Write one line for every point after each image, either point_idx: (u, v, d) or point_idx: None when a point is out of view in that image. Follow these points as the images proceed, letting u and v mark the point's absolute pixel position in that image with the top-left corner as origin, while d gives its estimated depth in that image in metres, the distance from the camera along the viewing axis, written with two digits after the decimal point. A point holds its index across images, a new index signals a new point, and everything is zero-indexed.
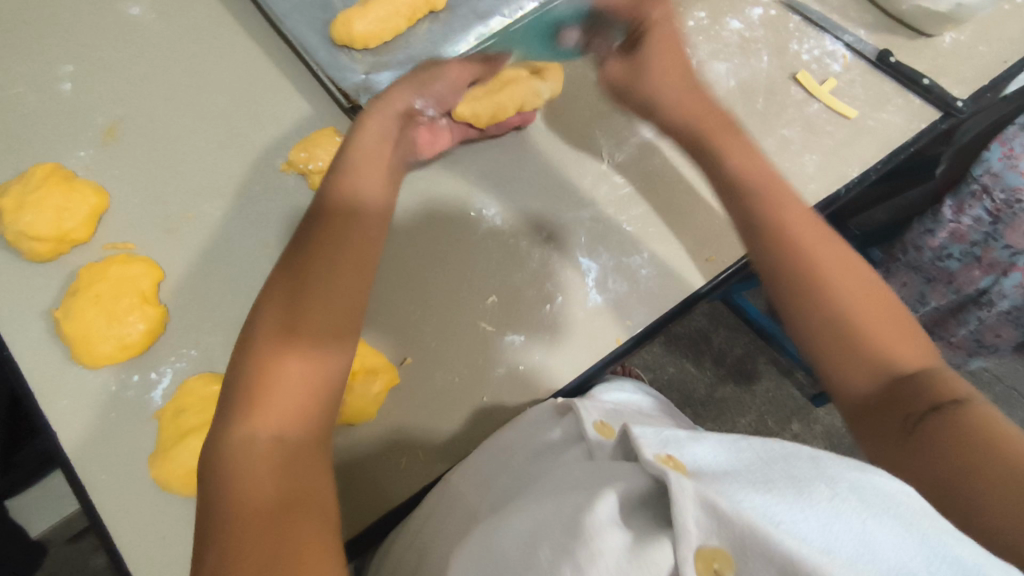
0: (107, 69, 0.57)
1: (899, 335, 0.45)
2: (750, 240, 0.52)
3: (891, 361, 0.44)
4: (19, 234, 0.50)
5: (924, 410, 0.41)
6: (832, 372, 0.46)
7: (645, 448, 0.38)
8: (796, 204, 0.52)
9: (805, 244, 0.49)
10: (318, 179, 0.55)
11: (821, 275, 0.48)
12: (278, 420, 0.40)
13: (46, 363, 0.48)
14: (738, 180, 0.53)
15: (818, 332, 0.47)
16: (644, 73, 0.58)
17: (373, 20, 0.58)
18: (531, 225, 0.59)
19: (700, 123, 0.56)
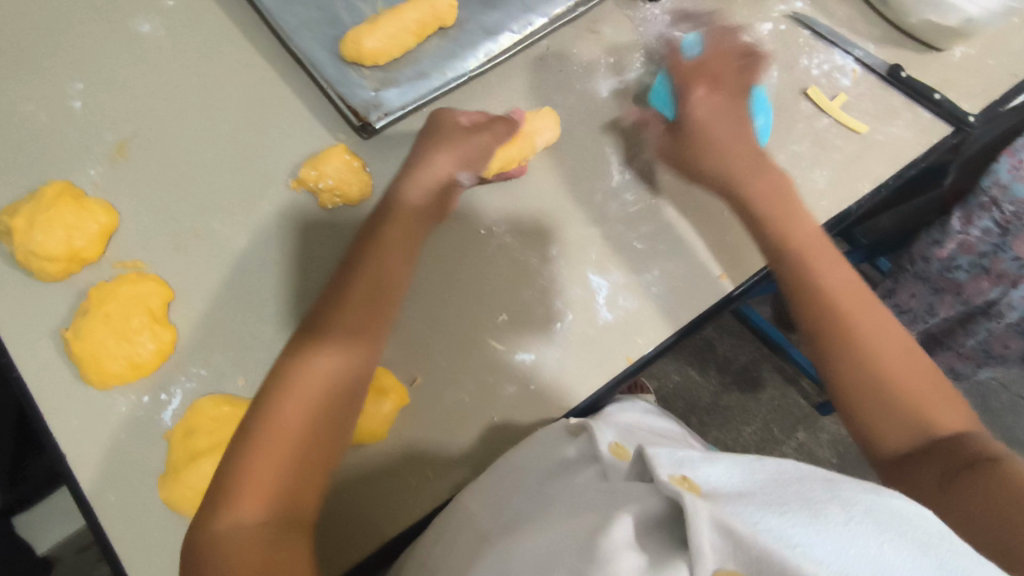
0: (116, 86, 0.57)
1: (940, 402, 0.48)
2: (794, 301, 0.54)
3: (929, 417, 0.47)
4: (28, 253, 0.50)
5: (962, 466, 0.43)
6: (872, 431, 0.48)
7: (658, 468, 0.37)
8: (840, 269, 0.54)
9: (850, 306, 0.52)
10: (328, 198, 0.55)
11: (861, 342, 0.50)
12: (268, 479, 0.41)
13: (57, 383, 0.48)
14: (779, 240, 0.55)
15: (861, 388, 0.49)
16: (691, 145, 0.60)
17: (383, 37, 0.58)
18: (540, 241, 0.59)
19: (747, 182, 0.57)
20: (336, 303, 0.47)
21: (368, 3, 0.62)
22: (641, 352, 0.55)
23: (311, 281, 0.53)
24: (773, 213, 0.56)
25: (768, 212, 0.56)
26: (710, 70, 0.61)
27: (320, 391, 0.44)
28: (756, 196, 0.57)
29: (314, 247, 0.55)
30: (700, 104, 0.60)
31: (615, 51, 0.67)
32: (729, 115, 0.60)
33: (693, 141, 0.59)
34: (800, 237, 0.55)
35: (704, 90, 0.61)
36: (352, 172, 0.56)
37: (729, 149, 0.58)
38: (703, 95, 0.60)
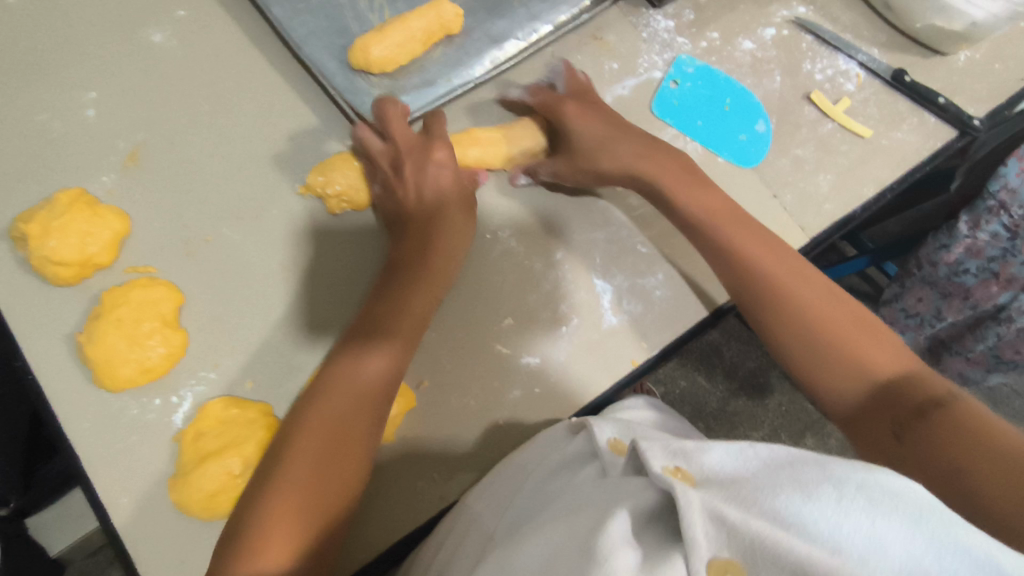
0: (129, 96, 0.58)
1: (875, 343, 0.50)
2: (737, 285, 0.54)
3: (873, 364, 0.49)
4: (42, 259, 0.51)
5: (911, 413, 0.45)
6: (822, 390, 0.50)
7: (652, 460, 0.38)
8: (758, 233, 0.55)
9: (778, 276, 0.53)
10: (336, 204, 0.56)
11: (804, 311, 0.52)
12: (298, 474, 0.44)
13: (70, 387, 0.49)
14: (702, 220, 0.56)
15: (801, 350, 0.51)
16: (592, 153, 0.58)
17: (390, 45, 0.59)
18: (546, 245, 0.59)
19: (641, 166, 0.58)
20: (370, 316, 0.50)
21: (376, 11, 0.63)
22: (643, 355, 0.57)
23: (320, 285, 0.54)
24: (678, 189, 0.57)
25: (682, 194, 0.57)
26: (581, 93, 0.62)
27: (356, 388, 0.47)
28: (668, 179, 0.57)
29: (323, 252, 0.55)
30: (578, 120, 0.60)
31: (620, 58, 0.67)
32: (611, 123, 0.60)
33: (591, 152, 0.58)
34: (708, 209, 0.56)
35: (572, 103, 0.60)
36: (360, 178, 0.57)
37: (612, 154, 0.58)
38: (574, 110, 0.60)
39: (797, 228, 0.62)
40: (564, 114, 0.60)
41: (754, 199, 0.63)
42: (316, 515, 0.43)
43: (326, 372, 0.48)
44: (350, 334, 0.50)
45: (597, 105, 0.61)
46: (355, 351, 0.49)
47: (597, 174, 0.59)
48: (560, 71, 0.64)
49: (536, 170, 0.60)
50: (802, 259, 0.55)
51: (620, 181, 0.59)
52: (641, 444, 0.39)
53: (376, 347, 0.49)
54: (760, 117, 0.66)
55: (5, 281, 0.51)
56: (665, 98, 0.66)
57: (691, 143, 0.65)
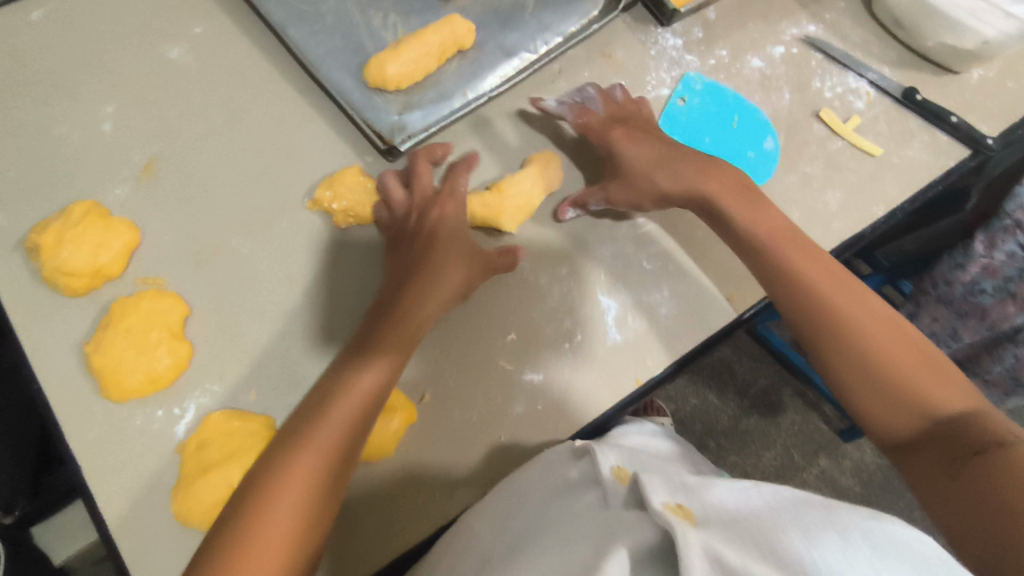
0: (144, 111, 0.59)
1: (939, 380, 0.48)
2: (785, 301, 0.54)
3: (935, 405, 0.47)
4: (55, 269, 0.51)
5: (970, 454, 0.44)
6: (876, 422, 0.49)
7: (653, 497, 0.38)
8: (814, 256, 0.55)
9: (839, 303, 0.52)
10: (342, 219, 0.57)
11: (857, 336, 0.51)
12: (288, 495, 0.43)
13: (78, 395, 0.50)
14: (758, 241, 0.56)
15: (853, 374, 0.50)
16: (648, 172, 0.58)
17: (403, 62, 0.60)
18: (551, 260, 0.59)
19: (706, 186, 0.57)
20: (375, 323, 0.50)
21: (389, 29, 0.64)
22: (648, 373, 0.56)
23: (326, 300, 0.55)
24: (740, 213, 0.57)
25: (737, 215, 0.57)
26: (623, 116, 0.62)
27: (363, 391, 0.48)
28: (723, 199, 0.57)
29: (330, 266, 0.56)
30: (625, 143, 0.59)
31: (627, 75, 0.67)
32: (658, 141, 0.60)
33: (644, 169, 0.58)
34: (773, 230, 0.56)
35: (619, 129, 0.60)
36: (366, 193, 0.58)
37: (670, 169, 0.58)
38: (622, 134, 0.60)
39: None
40: (611, 134, 0.60)
41: None
42: (298, 545, 0.42)
43: (341, 389, 0.48)
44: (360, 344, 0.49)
45: (642, 124, 0.61)
46: (362, 348, 0.49)
47: (655, 194, 0.58)
48: (592, 95, 0.63)
49: (586, 201, 0.59)
50: (849, 276, 0.54)
51: (681, 199, 0.58)
52: (644, 481, 0.39)
53: (380, 356, 0.48)
54: (768, 135, 0.66)
55: (19, 292, 0.52)
56: (675, 114, 0.66)
57: None
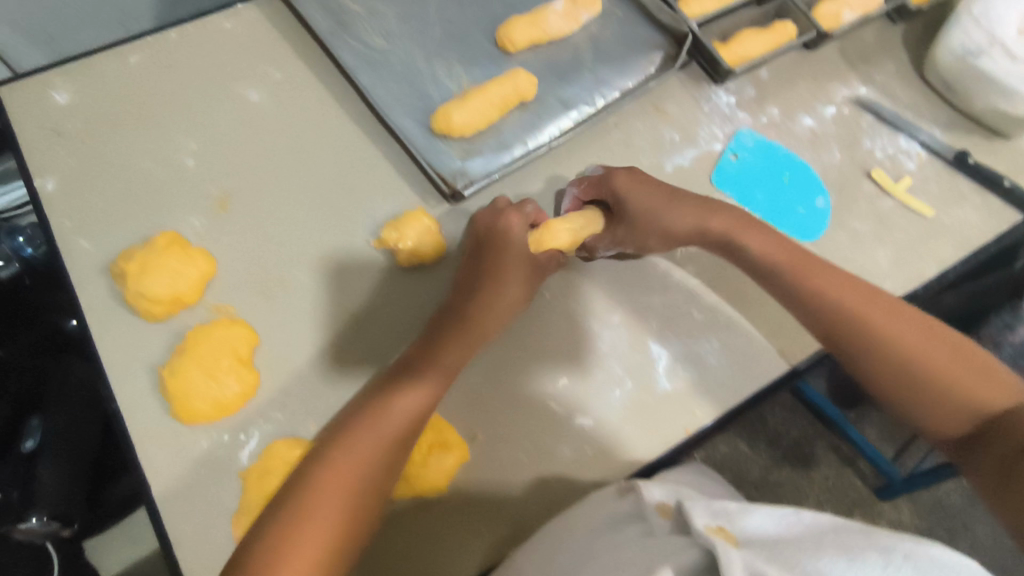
0: (223, 148, 0.63)
1: (982, 381, 0.51)
2: (818, 321, 0.55)
3: (975, 404, 0.50)
4: (137, 295, 0.54)
5: (1018, 451, 0.47)
6: (924, 424, 0.52)
7: (695, 519, 0.42)
8: (838, 278, 0.56)
9: (873, 318, 0.53)
10: (406, 258, 0.59)
11: (898, 355, 0.52)
12: (330, 511, 0.45)
13: (148, 418, 0.52)
14: (778, 265, 0.57)
15: (898, 386, 0.52)
16: (655, 215, 0.58)
17: (468, 112, 0.63)
18: (604, 306, 0.60)
19: (713, 223, 0.58)
20: (419, 350, 0.53)
21: (454, 80, 0.68)
22: (696, 424, 0.57)
23: (388, 337, 0.57)
24: (752, 242, 0.58)
25: (754, 244, 0.58)
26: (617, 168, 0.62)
27: (405, 417, 0.49)
28: (732, 231, 0.58)
29: (392, 304, 0.59)
30: (626, 188, 0.59)
31: (681, 128, 0.69)
32: (660, 181, 0.60)
33: (652, 215, 0.58)
34: (792, 257, 0.57)
35: (619, 174, 0.60)
36: (430, 234, 0.60)
37: (664, 217, 0.58)
38: (623, 180, 0.59)
39: None
40: (609, 189, 0.60)
41: None
42: (335, 550, 0.44)
43: (384, 408, 0.49)
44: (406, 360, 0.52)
45: (639, 171, 0.62)
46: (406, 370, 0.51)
47: (664, 234, 0.58)
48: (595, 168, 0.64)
49: (597, 246, 0.60)
50: (875, 290, 0.55)
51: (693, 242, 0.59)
52: (686, 504, 0.43)
53: (422, 380, 0.50)
54: (819, 193, 0.67)
55: (101, 318, 0.55)
56: (726, 168, 0.67)
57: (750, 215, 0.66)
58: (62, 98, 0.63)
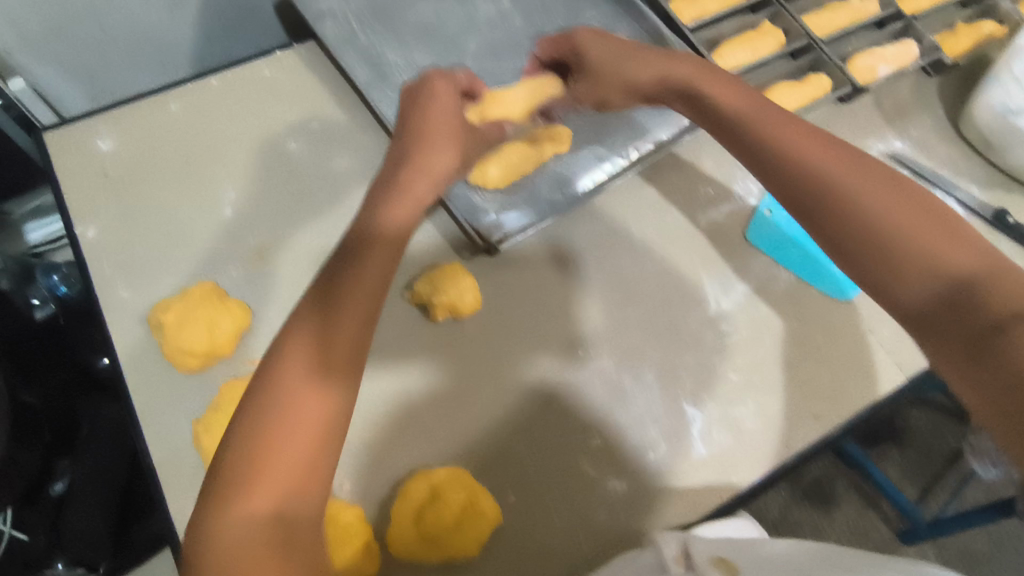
0: (263, 198, 0.64)
1: (954, 242, 0.43)
2: (773, 169, 0.50)
3: (947, 264, 0.42)
4: (174, 349, 0.55)
5: (989, 326, 0.39)
6: (881, 289, 0.45)
7: (701, 554, 0.45)
8: (806, 135, 0.51)
9: (828, 170, 0.48)
10: (439, 314, 0.59)
11: (860, 207, 0.46)
12: (280, 476, 0.36)
13: (183, 473, 0.52)
14: (738, 117, 0.54)
15: (859, 242, 0.45)
16: (613, 64, 0.59)
17: (503, 164, 0.64)
18: (638, 366, 0.60)
19: (679, 71, 0.57)
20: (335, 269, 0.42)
21: None
22: (733, 490, 0.56)
23: (422, 394, 0.57)
24: (718, 94, 0.56)
25: (716, 95, 0.56)
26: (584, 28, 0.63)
27: (342, 344, 0.39)
28: (697, 81, 0.57)
29: (427, 359, 0.58)
30: (588, 43, 0.61)
31: (715, 183, 0.70)
32: (621, 38, 0.61)
33: (611, 65, 0.59)
34: (751, 108, 0.54)
35: (583, 32, 0.62)
36: (470, 289, 0.59)
37: (625, 62, 0.59)
38: (586, 36, 0.61)
39: (895, 365, 0.62)
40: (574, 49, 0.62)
41: (850, 333, 0.63)
42: (289, 514, 0.36)
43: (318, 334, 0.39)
44: (361, 209, 0.48)
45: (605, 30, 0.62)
46: (327, 295, 0.41)
47: (625, 84, 0.59)
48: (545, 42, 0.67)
49: (552, 106, 0.66)
50: (841, 145, 0.50)
51: (655, 93, 0.59)
52: (692, 543, 0.46)
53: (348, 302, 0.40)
54: None
55: (138, 368, 0.55)
56: (762, 224, 0.67)
57: (786, 272, 0.66)
58: (105, 144, 0.64)
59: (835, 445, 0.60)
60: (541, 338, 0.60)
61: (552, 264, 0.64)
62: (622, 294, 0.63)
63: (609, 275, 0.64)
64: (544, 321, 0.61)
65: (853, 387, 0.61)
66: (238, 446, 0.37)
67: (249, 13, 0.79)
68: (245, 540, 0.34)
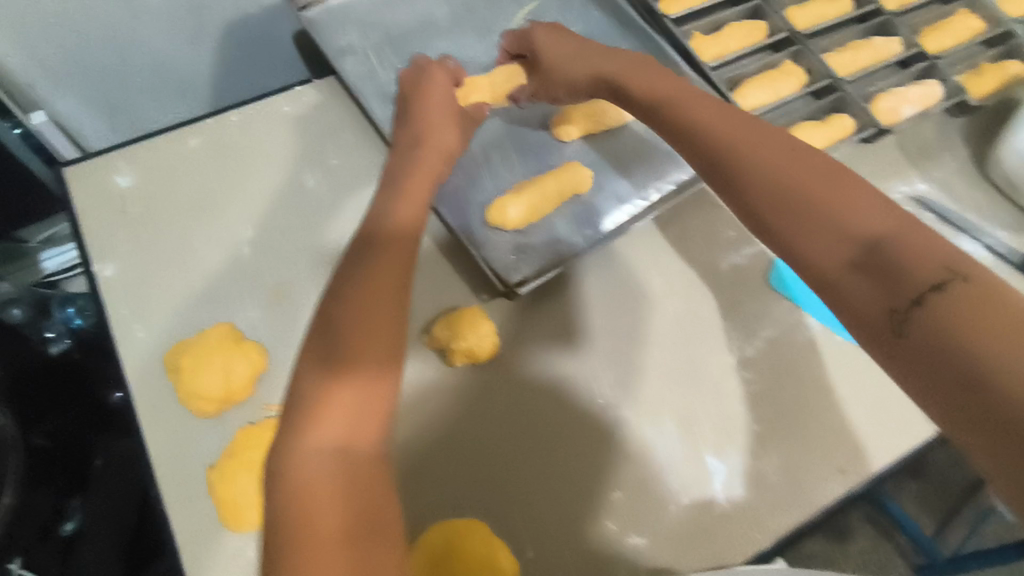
0: (281, 237, 0.63)
1: (847, 195, 0.41)
2: (692, 148, 0.51)
3: (854, 226, 0.40)
4: (190, 394, 0.54)
5: (905, 296, 0.37)
6: (802, 256, 0.42)
7: None
8: (716, 112, 0.52)
9: (735, 142, 0.48)
10: (457, 359, 0.58)
11: (770, 175, 0.45)
12: (348, 413, 0.38)
13: (196, 522, 0.51)
14: (659, 101, 0.56)
15: (771, 208, 0.43)
16: (558, 66, 0.64)
17: (522, 206, 0.63)
18: (658, 415, 0.59)
19: (609, 67, 0.61)
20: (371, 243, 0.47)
21: (510, 168, 0.67)
22: (758, 547, 0.54)
23: (440, 440, 0.56)
24: (637, 83, 0.59)
25: (632, 84, 0.59)
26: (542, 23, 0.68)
27: (390, 295, 0.43)
28: (622, 74, 0.60)
29: (444, 404, 0.58)
30: (540, 40, 0.66)
31: (736, 225, 0.69)
32: (569, 35, 0.66)
33: (555, 68, 0.65)
34: (671, 91, 0.56)
35: (538, 30, 0.66)
36: (487, 335, 0.59)
37: (586, 62, 0.63)
38: (541, 34, 0.66)
39: (923, 418, 0.60)
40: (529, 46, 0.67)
41: (875, 383, 0.62)
42: (360, 443, 0.38)
43: (364, 284, 0.43)
44: (382, 254, 0.47)
45: (560, 27, 0.67)
46: (361, 262, 0.45)
47: (568, 86, 0.64)
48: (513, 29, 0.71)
49: (518, 96, 0.69)
50: (747, 119, 0.50)
51: (592, 90, 0.63)
52: None
53: (387, 264, 0.45)
54: None
55: (152, 412, 0.54)
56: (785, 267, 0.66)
57: (810, 318, 0.64)
58: (124, 180, 0.64)
59: (860, 499, 0.59)
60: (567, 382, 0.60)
61: (570, 307, 0.63)
62: (642, 339, 0.62)
63: (630, 321, 0.63)
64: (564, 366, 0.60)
65: (881, 441, 0.59)
66: (309, 389, 0.39)
67: (269, 47, 0.80)
68: (319, 472, 0.36)
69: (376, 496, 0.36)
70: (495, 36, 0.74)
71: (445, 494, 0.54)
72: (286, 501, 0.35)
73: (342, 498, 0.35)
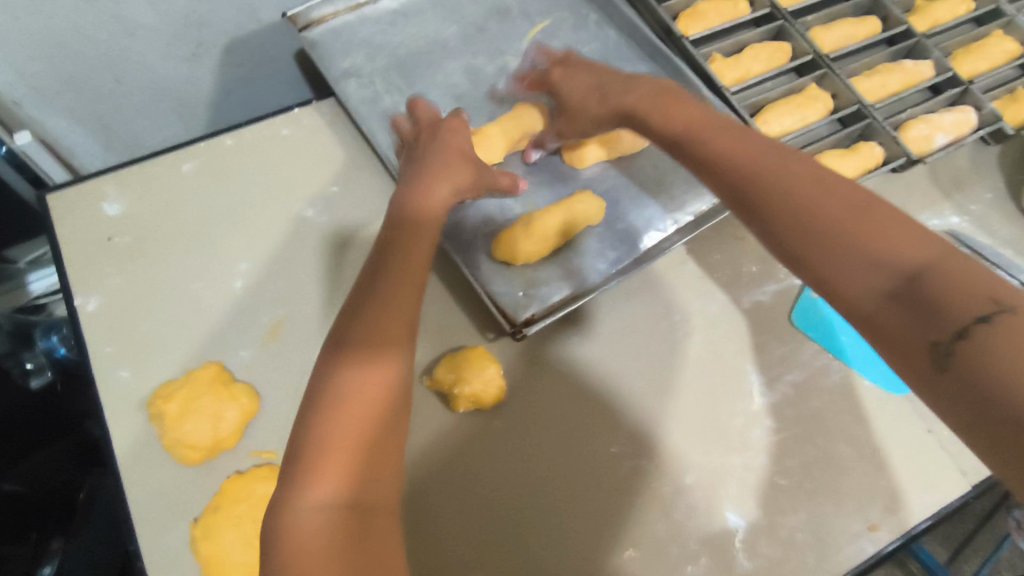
0: (277, 269, 0.60)
1: (882, 221, 0.37)
2: (707, 171, 0.47)
3: (887, 253, 0.35)
4: (176, 441, 0.51)
5: (946, 330, 0.32)
6: (834, 287, 0.37)
7: None
8: (729, 133, 0.48)
9: (753, 165, 0.44)
10: (461, 404, 0.55)
11: (794, 198, 0.40)
12: (351, 447, 0.36)
13: None
14: (667, 120, 0.52)
15: (796, 236, 0.39)
16: (580, 109, 0.60)
17: (531, 239, 0.59)
18: (675, 464, 0.55)
19: (620, 88, 0.57)
20: (382, 268, 0.45)
21: (519, 199, 0.64)
22: None
23: (444, 489, 0.53)
24: (643, 100, 0.55)
25: (638, 102, 0.55)
26: (563, 59, 0.65)
27: (399, 328, 0.41)
28: (630, 93, 0.56)
29: (448, 450, 0.54)
30: (561, 81, 0.62)
31: (759, 260, 0.65)
32: (591, 68, 0.61)
33: (577, 109, 0.60)
34: (680, 110, 0.52)
35: (558, 71, 0.63)
36: (490, 378, 0.55)
37: (604, 100, 0.58)
38: (561, 75, 0.62)
39: (961, 472, 0.56)
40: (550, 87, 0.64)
41: (909, 433, 0.57)
42: (364, 482, 0.36)
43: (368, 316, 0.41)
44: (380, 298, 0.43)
45: (584, 61, 0.63)
46: (370, 288, 0.43)
47: (595, 126, 0.60)
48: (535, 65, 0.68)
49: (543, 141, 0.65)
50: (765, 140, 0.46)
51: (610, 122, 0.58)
52: None
53: (397, 290, 0.43)
54: None
55: (136, 463, 0.51)
56: (810, 306, 0.62)
57: (839, 362, 0.60)
58: (113, 209, 0.61)
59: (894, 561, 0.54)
60: (585, 425, 0.56)
61: (581, 348, 0.60)
62: (658, 382, 0.58)
63: (645, 364, 0.59)
64: (577, 409, 0.57)
65: (918, 499, 0.54)
66: (313, 425, 0.37)
67: (270, 66, 0.77)
68: (318, 522, 0.34)
69: (377, 542, 0.34)
70: (506, 58, 0.71)
71: (450, 537, 0.51)
72: (285, 549, 0.33)
73: (340, 560, 0.32)
